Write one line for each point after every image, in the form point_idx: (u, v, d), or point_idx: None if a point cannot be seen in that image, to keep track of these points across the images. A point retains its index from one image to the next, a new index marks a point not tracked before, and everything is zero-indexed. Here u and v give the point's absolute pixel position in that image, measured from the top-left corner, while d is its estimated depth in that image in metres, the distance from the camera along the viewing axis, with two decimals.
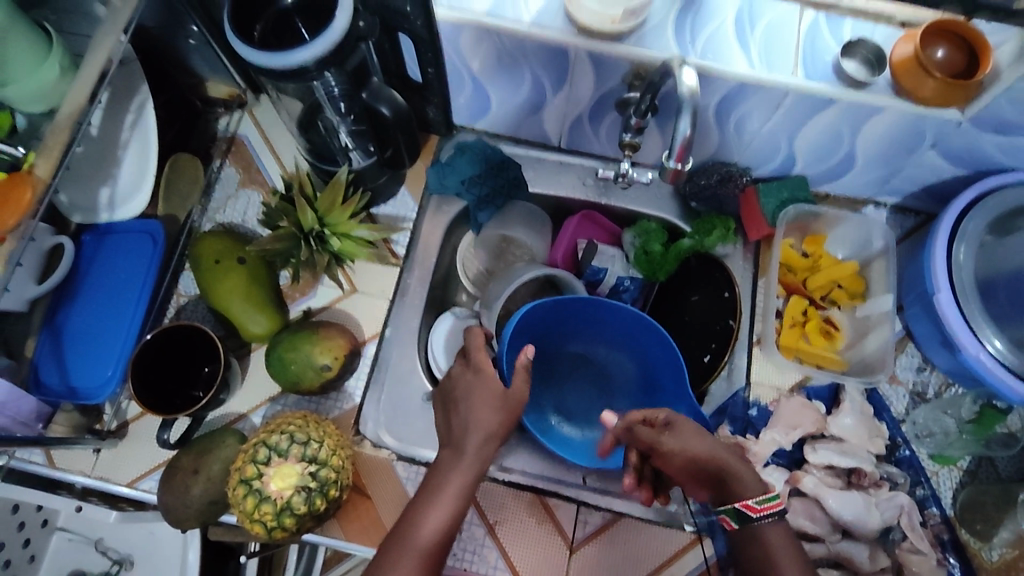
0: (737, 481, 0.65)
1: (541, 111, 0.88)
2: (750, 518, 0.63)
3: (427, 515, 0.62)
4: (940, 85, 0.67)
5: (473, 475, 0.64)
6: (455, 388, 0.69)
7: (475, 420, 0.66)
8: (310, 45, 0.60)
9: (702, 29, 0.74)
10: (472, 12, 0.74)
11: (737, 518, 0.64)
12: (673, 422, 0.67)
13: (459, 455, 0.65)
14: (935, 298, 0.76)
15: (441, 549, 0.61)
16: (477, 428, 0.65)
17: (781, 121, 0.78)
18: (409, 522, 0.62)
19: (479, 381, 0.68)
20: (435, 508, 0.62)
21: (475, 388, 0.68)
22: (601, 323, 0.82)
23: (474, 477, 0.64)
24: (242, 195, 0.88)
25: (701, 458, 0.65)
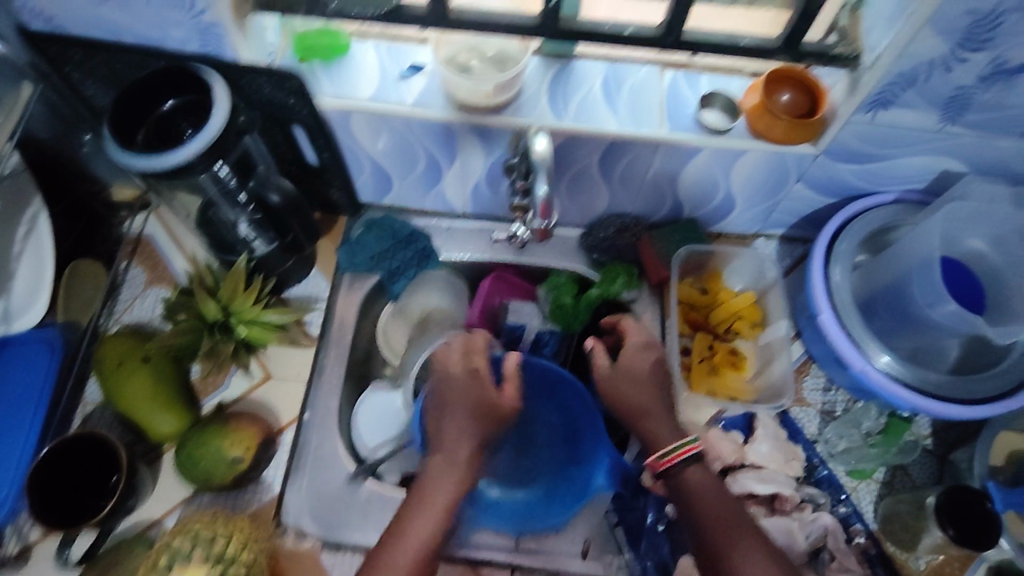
0: (655, 437, 0.74)
1: (441, 182, 0.92)
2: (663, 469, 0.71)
3: (416, 524, 0.65)
4: (785, 127, 0.74)
5: (461, 484, 0.69)
6: (438, 391, 0.75)
7: (460, 420, 0.71)
8: (190, 144, 0.62)
9: (573, 95, 0.80)
10: (356, 97, 0.78)
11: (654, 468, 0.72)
12: (625, 362, 0.79)
13: (448, 469, 0.69)
14: (819, 319, 0.80)
15: (426, 558, 0.64)
16: (463, 442, 0.70)
17: (660, 170, 0.84)
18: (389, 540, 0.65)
19: (475, 382, 0.75)
20: (425, 510, 0.66)
21: (472, 386, 0.74)
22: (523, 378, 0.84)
23: (462, 480, 0.69)
24: (150, 293, 0.88)
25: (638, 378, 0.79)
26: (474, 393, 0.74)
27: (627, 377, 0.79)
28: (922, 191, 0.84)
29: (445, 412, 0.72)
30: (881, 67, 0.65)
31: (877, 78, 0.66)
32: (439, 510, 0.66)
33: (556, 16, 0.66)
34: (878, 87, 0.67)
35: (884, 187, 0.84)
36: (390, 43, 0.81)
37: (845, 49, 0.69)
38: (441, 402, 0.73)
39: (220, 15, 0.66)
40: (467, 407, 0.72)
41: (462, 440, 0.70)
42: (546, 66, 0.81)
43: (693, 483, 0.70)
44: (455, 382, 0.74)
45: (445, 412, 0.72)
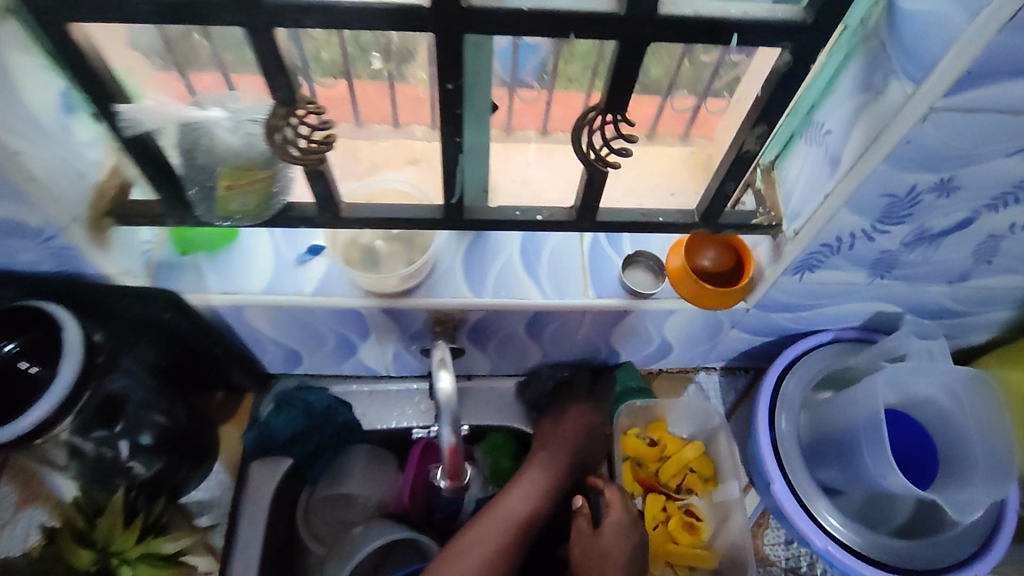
0: None
1: (356, 354, 0.83)
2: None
3: (514, 496, 0.70)
4: (697, 290, 0.69)
5: (559, 483, 0.73)
6: (559, 404, 0.83)
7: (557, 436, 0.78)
8: (32, 409, 0.53)
9: (489, 265, 0.74)
10: (247, 290, 0.70)
11: None
12: (607, 530, 0.69)
13: (540, 471, 0.73)
14: (772, 489, 0.74)
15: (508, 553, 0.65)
16: (564, 446, 0.76)
17: (590, 330, 0.79)
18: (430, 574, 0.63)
19: (585, 410, 0.81)
20: (518, 495, 0.70)
21: (579, 398, 0.82)
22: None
23: (558, 479, 0.73)
24: (21, 518, 0.77)
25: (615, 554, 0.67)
26: (579, 415, 0.80)
27: (603, 548, 0.67)
28: (859, 327, 0.81)
29: (560, 414, 0.81)
30: (804, 239, 0.63)
31: (801, 250, 0.63)
32: (536, 500, 0.71)
33: (458, 210, 0.62)
34: (804, 255, 0.64)
35: (820, 326, 0.81)
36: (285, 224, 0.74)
37: (765, 217, 0.66)
38: (555, 412, 0.82)
39: (74, 240, 0.58)
40: (574, 422, 0.79)
41: (562, 443, 0.77)
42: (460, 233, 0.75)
43: None
44: (566, 406, 0.81)
45: (560, 421, 0.80)
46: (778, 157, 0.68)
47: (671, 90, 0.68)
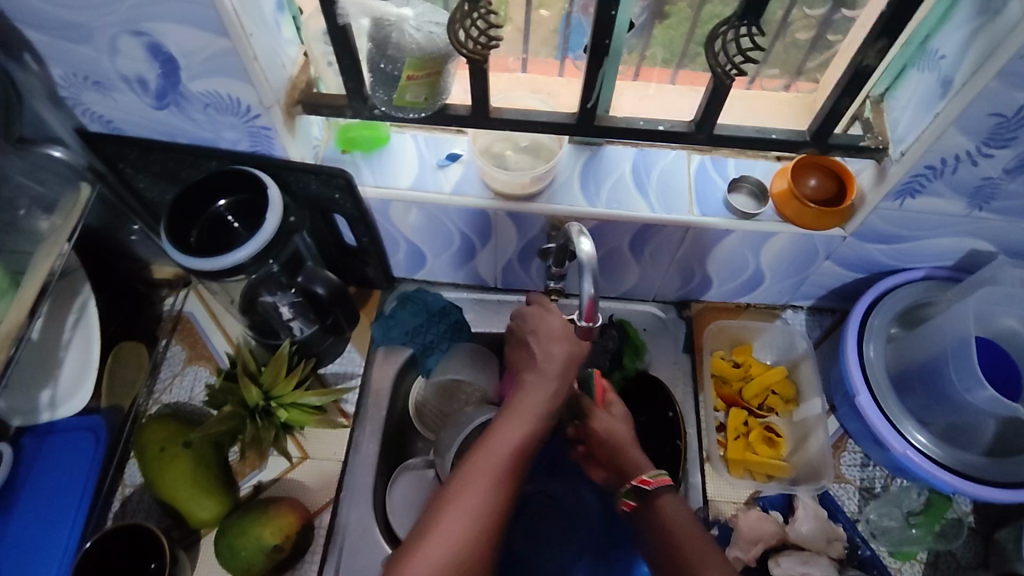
0: (635, 466, 0.73)
1: (474, 260, 0.93)
2: (645, 492, 0.69)
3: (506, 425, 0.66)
4: (802, 211, 0.76)
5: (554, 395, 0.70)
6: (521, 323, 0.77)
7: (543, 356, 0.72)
8: (246, 245, 0.65)
9: (604, 180, 0.82)
10: (396, 186, 0.81)
11: (637, 496, 0.70)
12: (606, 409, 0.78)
13: (537, 395, 0.69)
14: (856, 400, 0.81)
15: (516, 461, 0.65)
16: (554, 357, 0.71)
17: (689, 252, 0.86)
18: (454, 503, 0.61)
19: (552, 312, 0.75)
20: (510, 425, 0.67)
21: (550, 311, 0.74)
22: (549, 461, 0.92)
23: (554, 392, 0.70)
24: (189, 372, 0.89)
25: (615, 430, 0.76)
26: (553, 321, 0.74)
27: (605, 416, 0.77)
28: (950, 267, 0.86)
29: (534, 334, 0.74)
30: (908, 160, 0.68)
31: (905, 171, 0.69)
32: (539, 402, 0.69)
33: (592, 115, 0.70)
34: (907, 178, 0.69)
35: (912, 264, 0.85)
36: (428, 134, 0.85)
37: (873, 141, 0.71)
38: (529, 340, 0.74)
39: (272, 120, 0.70)
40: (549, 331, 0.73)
41: (547, 362, 0.71)
42: (577, 153, 0.84)
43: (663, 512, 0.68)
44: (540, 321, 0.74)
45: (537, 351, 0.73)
46: (888, 90, 0.73)
47: (784, 29, 0.75)
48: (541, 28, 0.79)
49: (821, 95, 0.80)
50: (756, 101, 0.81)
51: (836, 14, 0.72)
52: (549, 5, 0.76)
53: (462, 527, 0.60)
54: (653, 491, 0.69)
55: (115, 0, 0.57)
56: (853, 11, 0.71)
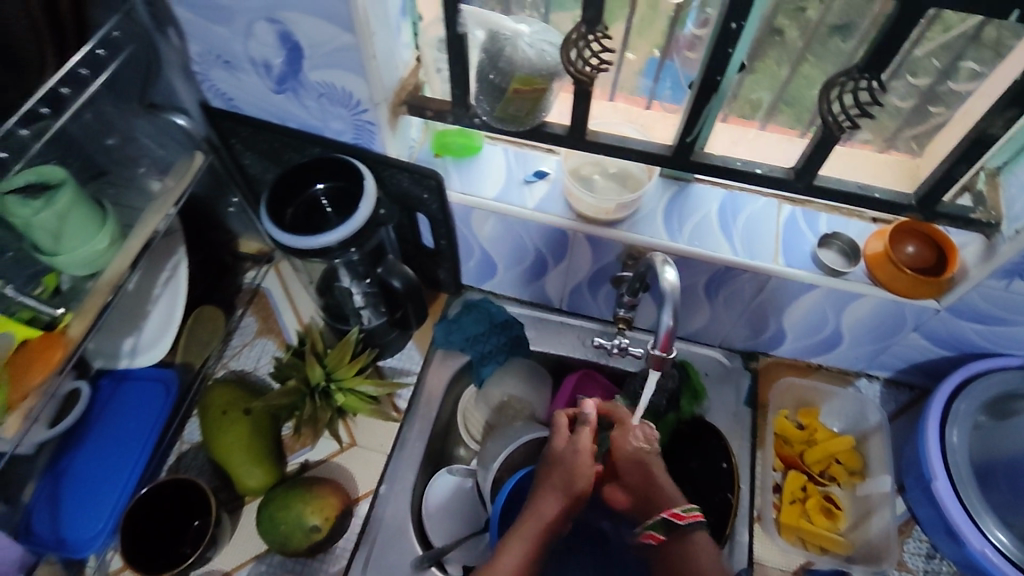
0: (662, 495, 0.70)
1: (544, 278, 0.93)
2: (677, 526, 0.66)
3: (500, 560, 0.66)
4: (895, 276, 0.73)
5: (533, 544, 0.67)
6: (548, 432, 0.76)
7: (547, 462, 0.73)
8: (337, 229, 0.68)
9: (688, 217, 0.80)
10: (481, 195, 0.82)
11: (665, 529, 0.67)
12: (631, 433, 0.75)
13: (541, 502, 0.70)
14: (933, 485, 0.76)
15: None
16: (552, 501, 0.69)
17: (767, 301, 0.83)
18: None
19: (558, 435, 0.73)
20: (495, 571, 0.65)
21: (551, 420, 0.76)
22: None
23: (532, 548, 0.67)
24: (257, 343, 0.93)
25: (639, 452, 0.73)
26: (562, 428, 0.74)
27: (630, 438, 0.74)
28: None
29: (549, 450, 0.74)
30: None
31: (1017, 252, 0.65)
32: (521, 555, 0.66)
33: (689, 149, 0.70)
34: (1018, 258, 0.65)
35: (1009, 351, 0.80)
36: (518, 149, 0.87)
37: (984, 215, 0.68)
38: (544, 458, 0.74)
39: (378, 116, 0.73)
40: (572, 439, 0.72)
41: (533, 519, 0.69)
42: (664, 187, 0.83)
43: (695, 548, 0.65)
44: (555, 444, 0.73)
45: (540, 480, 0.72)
46: (1007, 163, 0.69)
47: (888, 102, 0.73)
48: (627, 69, 0.78)
49: (926, 165, 0.74)
50: (851, 159, 0.76)
51: (941, 85, 0.69)
52: (636, 50, 0.75)
53: None
54: (685, 525, 0.67)
55: None
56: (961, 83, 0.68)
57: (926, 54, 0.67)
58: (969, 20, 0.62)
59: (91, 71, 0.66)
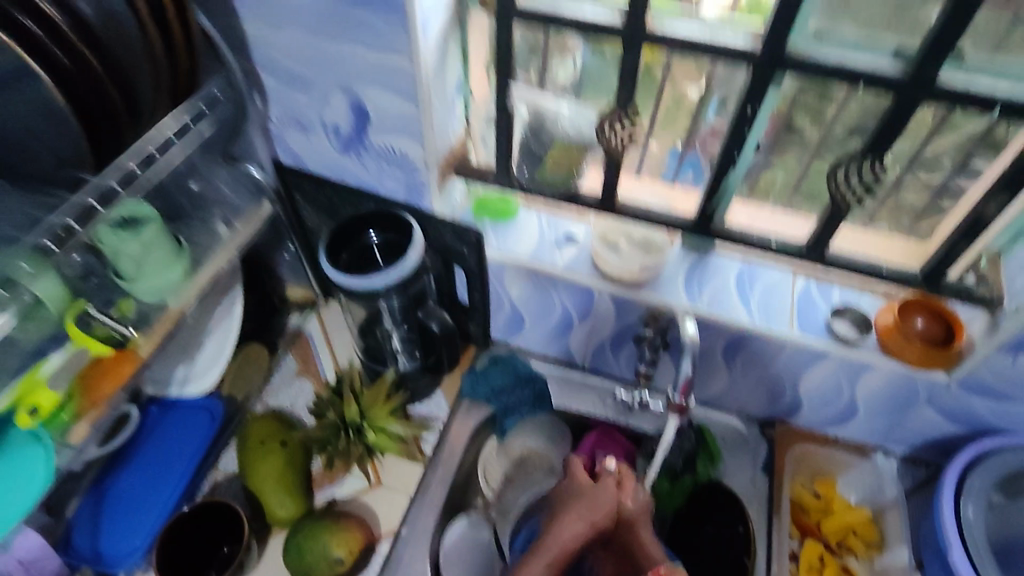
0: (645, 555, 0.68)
1: (569, 335, 0.98)
2: None
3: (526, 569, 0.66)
4: (905, 347, 0.77)
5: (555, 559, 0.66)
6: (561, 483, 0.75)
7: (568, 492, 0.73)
8: (386, 274, 0.75)
9: (708, 283, 0.86)
10: (516, 253, 0.89)
11: None
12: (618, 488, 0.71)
13: (582, 512, 0.69)
14: (950, 557, 0.76)
15: None
16: (577, 519, 0.68)
17: (783, 368, 0.86)
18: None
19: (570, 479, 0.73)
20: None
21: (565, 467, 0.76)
22: None
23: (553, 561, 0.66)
24: (296, 383, 0.99)
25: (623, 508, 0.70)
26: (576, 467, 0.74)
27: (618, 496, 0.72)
28: None
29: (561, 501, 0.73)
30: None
31: (1018, 326, 0.69)
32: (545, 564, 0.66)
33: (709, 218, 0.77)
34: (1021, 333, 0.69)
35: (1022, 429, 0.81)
36: (551, 213, 0.94)
37: (985, 291, 0.74)
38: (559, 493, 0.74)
39: (429, 178, 0.82)
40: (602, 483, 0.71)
41: (562, 529, 0.68)
42: (686, 254, 0.88)
43: None
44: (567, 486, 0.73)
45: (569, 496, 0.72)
46: (1006, 247, 0.74)
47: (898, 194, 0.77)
48: (652, 159, 0.86)
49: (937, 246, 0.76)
50: (862, 241, 0.79)
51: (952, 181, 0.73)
52: (657, 138, 0.83)
53: None
54: None
55: (340, 66, 0.72)
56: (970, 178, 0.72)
57: (935, 152, 0.71)
58: (976, 122, 0.66)
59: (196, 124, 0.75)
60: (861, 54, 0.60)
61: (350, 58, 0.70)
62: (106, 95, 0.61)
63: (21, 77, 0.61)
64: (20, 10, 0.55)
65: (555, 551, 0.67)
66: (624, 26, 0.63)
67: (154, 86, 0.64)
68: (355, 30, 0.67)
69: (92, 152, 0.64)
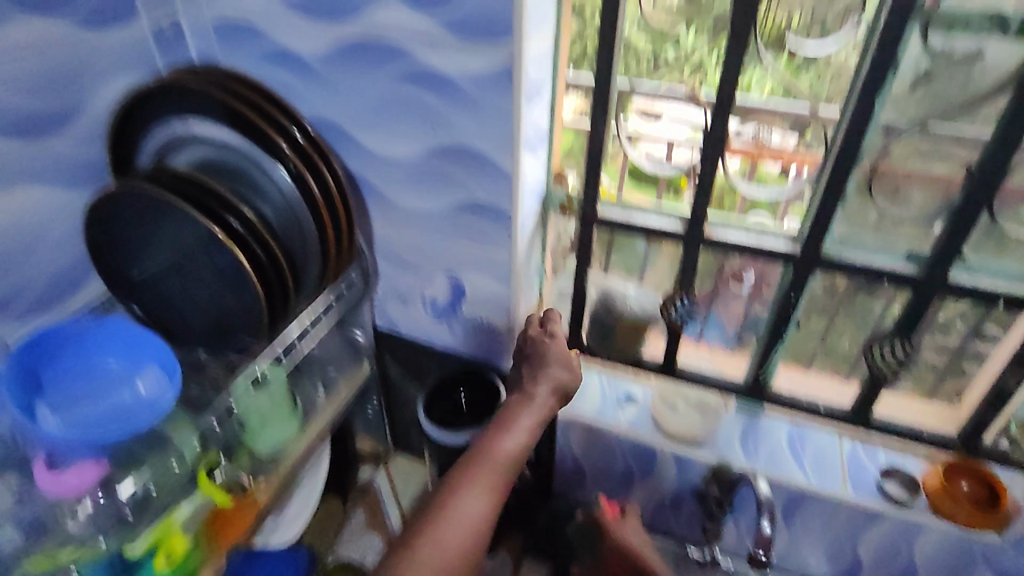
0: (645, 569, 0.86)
1: (629, 491, 1.04)
2: None
3: (503, 438, 0.71)
4: (953, 510, 0.82)
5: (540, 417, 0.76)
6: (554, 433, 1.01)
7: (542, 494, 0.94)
8: None
9: (761, 443, 0.93)
10: (582, 412, 0.98)
11: None
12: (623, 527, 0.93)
13: (532, 409, 0.76)
14: None
15: (515, 465, 0.69)
16: (527, 423, 0.74)
17: (840, 528, 0.91)
18: (448, 506, 0.62)
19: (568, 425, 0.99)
20: (507, 433, 0.71)
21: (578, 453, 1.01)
22: None
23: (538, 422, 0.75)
24: (365, 537, 1.03)
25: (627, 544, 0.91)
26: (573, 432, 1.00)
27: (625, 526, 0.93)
28: None
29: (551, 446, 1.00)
30: None
31: None
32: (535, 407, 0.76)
33: (761, 387, 0.90)
34: None
35: None
36: (611, 374, 1.02)
37: None
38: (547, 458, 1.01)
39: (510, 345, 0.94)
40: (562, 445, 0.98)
41: (513, 432, 0.72)
42: (738, 415, 0.96)
43: None
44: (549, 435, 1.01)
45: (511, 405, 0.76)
46: None
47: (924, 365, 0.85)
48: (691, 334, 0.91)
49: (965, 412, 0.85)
50: (900, 408, 0.88)
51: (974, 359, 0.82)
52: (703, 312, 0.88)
53: (456, 538, 0.59)
54: None
55: (447, 256, 0.88)
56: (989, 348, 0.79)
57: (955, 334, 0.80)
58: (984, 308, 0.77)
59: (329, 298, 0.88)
60: (875, 254, 0.75)
61: (458, 251, 0.86)
62: (282, 272, 0.72)
63: (210, 247, 0.69)
64: (230, 214, 0.69)
65: (529, 418, 0.75)
66: (686, 232, 0.79)
67: (318, 268, 0.77)
68: (467, 232, 0.83)
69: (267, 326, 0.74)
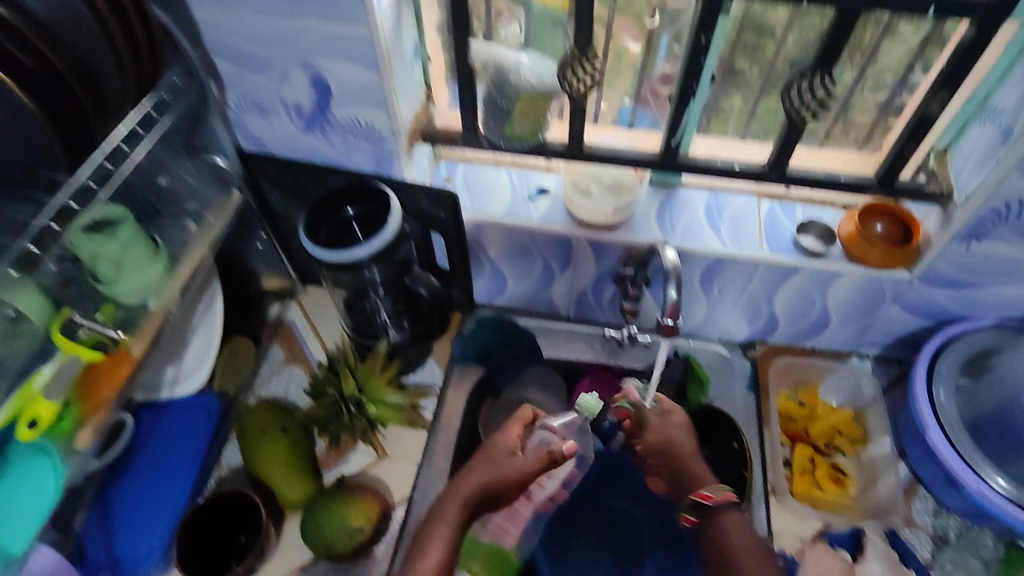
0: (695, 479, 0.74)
1: (551, 286, 1.00)
2: (705, 508, 0.71)
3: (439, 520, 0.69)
4: (869, 250, 0.81)
5: (490, 472, 0.72)
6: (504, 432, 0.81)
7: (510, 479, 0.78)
8: (365, 245, 0.75)
9: (679, 216, 0.88)
10: (489, 212, 0.89)
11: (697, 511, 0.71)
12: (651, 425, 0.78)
13: (487, 467, 0.73)
14: (928, 438, 0.82)
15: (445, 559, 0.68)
16: (466, 488, 0.71)
17: (756, 288, 0.90)
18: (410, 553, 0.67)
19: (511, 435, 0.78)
20: (443, 515, 0.70)
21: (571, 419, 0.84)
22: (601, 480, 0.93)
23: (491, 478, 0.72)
24: (286, 371, 0.99)
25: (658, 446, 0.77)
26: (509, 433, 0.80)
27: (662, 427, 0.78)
28: None
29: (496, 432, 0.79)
30: (973, 204, 0.73)
31: (970, 215, 0.74)
32: (483, 467, 0.73)
33: (674, 153, 0.80)
34: (972, 221, 0.74)
35: (979, 313, 0.88)
36: (519, 169, 0.94)
37: (937, 187, 0.78)
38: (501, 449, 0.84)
39: (397, 146, 0.81)
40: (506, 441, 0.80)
41: (455, 494, 0.70)
42: (655, 193, 0.91)
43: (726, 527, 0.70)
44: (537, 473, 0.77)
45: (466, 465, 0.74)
46: (952, 142, 0.79)
47: (849, 112, 0.82)
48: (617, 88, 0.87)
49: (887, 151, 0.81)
50: (816, 155, 0.83)
51: (896, 99, 0.79)
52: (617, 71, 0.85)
53: None
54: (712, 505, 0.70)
55: (294, 42, 0.71)
56: (925, 73, 0.75)
57: (879, 71, 0.77)
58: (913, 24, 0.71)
59: (158, 113, 0.72)
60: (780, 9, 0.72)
61: (305, 31, 0.70)
62: (65, 86, 0.69)
63: None
64: None
65: (478, 484, 0.72)
66: None
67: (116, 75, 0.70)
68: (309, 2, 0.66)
69: (65, 152, 0.71)
